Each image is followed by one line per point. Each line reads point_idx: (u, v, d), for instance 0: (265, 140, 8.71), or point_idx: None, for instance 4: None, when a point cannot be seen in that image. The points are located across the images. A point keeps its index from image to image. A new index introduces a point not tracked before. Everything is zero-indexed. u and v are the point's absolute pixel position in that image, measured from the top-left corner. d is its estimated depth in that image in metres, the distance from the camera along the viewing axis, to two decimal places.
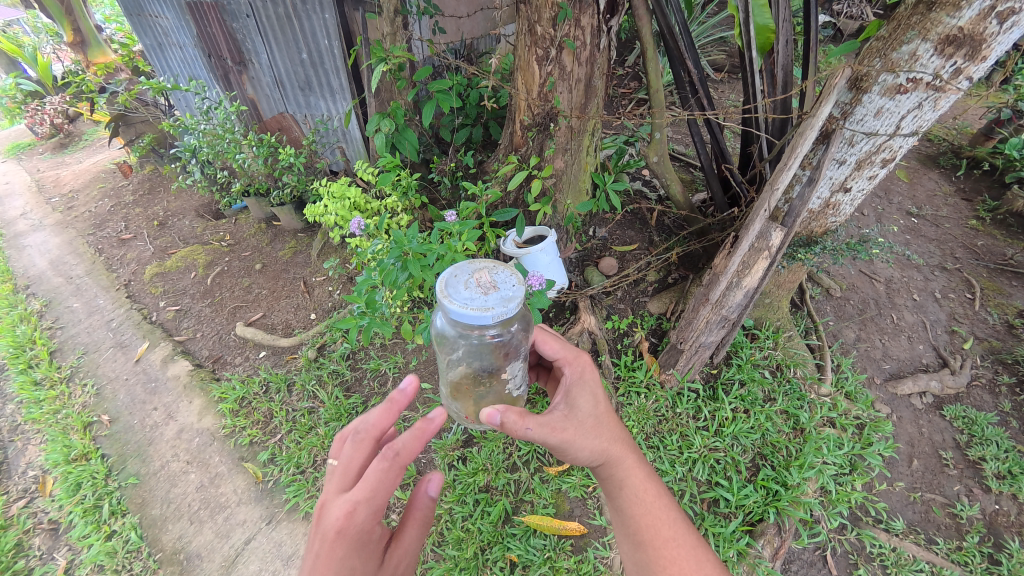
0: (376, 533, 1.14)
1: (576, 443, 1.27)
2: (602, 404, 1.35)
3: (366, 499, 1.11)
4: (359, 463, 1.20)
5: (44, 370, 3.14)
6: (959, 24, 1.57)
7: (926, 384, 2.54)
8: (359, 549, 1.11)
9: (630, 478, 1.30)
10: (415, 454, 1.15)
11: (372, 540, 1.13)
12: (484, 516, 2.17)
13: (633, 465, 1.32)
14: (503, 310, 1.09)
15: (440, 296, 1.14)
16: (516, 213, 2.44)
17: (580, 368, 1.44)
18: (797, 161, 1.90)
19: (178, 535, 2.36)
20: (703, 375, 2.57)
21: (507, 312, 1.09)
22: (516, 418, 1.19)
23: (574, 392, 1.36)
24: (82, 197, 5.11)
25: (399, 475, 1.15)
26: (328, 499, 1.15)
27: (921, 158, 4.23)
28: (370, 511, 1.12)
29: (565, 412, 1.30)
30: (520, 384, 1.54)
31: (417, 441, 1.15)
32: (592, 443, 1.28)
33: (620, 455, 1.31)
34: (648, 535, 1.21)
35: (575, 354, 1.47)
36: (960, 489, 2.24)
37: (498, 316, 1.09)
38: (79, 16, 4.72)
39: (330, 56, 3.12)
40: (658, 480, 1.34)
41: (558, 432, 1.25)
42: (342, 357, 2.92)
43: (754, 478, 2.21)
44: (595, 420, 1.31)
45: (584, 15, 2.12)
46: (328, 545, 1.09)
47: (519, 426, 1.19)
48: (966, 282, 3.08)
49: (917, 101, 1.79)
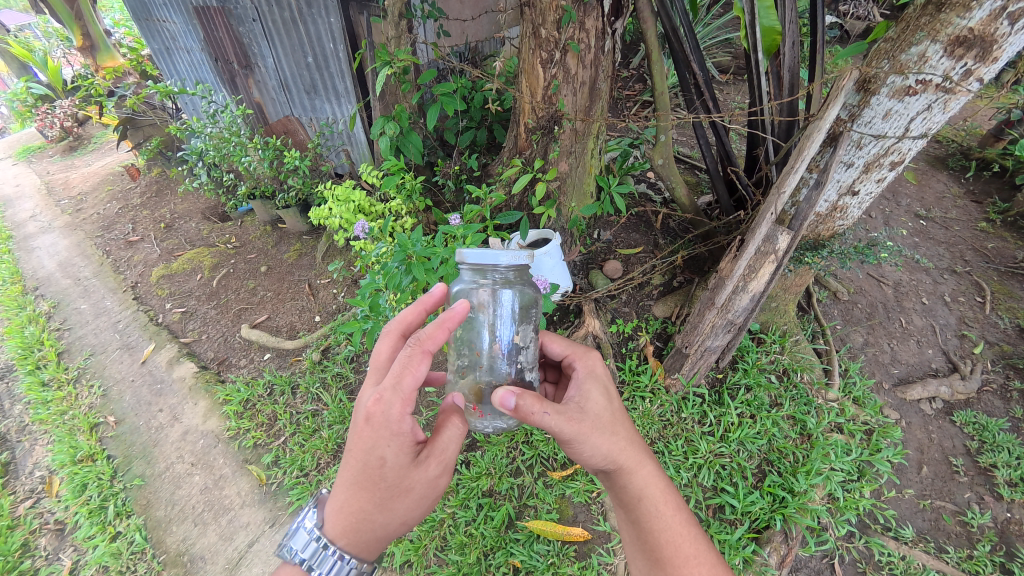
0: (405, 424, 1.17)
1: (592, 441, 1.23)
2: (617, 403, 1.33)
3: (391, 387, 1.16)
4: (389, 355, 1.30)
5: (52, 371, 3.17)
6: (970, 25, 1.55)
7: (935, 390, 2.51)
8: (389, 436, 1.17)
9: (649, 488, 1.26)
10: (437, 343, 1.17)
11: (401, 430, 1.17)
12: (487, 521, 2.16)
13: (651, 475, 1.29)
14: (517, 254, 1.23)
15: (460, 256, 1.27)
16: (520, 216, 2.40)
17: (590, 363, 1.43)
18: (804, 164, 1.88)
19: (182, 537, 2.37)
20: (709, 380, 2.54)
21: (520, 257, 1.23)
22: (531, 402, 1.16)
23: (589, 387, 1.33)
24: (91, 200, 5.16)
25: (423, 362, 1.16)
26: (367, 388, 1.25)
27: (929, 160, 4.18)
28: (396, 397, 1.16)
29: (580, 406, 1.27)
30: (533, 368, 1.53)
31: (439, 331, 1.17)
32: (609, 442, 1.24)
33: (638, 462, 1.28)
34: (669, 551, 1.19)
35: (584, 351, 1.47)
36: (970, 497, 2.20)
37: (511, 260, 1.23)
38: (88, 21, 4.75)
39: (335, 59, 3.14)
40: (676, 492, 1.31)
41: (575, 423, 1.21)
42: (346, 360, 2.92)
43: (760, 485, 2.18)
44: (611, 416, 1.29)
45: (588, 18, 2.12)
46: (362, 428, 1.19)
47: (534, 411, 1.16)
48: (976, 285, 3.04)
49: (926, 104, 1.77)
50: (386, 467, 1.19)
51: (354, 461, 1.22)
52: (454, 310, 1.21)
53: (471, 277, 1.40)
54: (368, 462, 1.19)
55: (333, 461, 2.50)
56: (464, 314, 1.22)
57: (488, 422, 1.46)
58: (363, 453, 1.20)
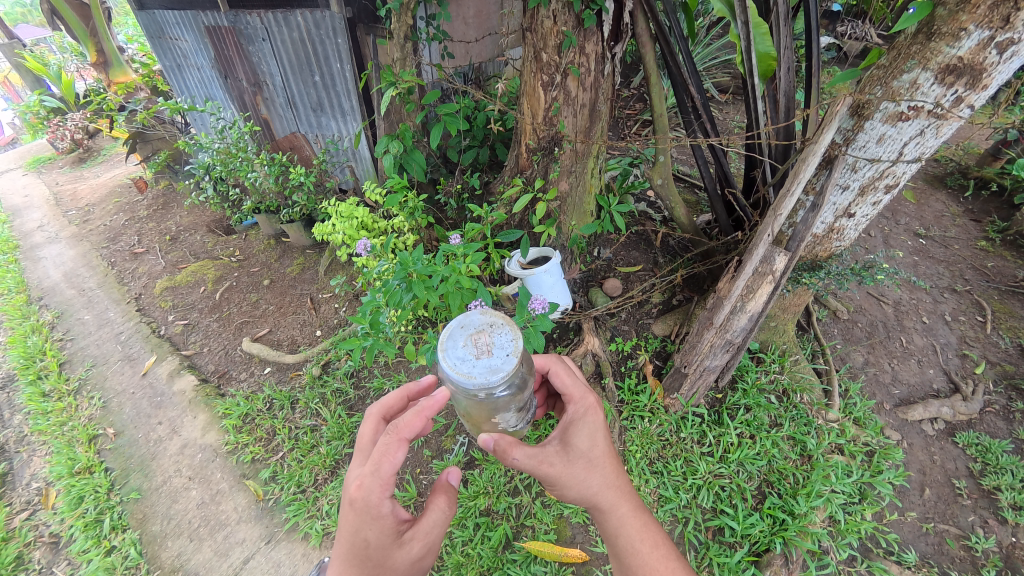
0: (386, 507, 1.17)
1: (564, 478, 1.26)
2: (602, 445, 1.30)
3: (371, 472, 1.16)
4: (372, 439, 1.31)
5: (53, 383, 3.19)
6: (959, 54, 1.59)
7: (937, 411, 2.50)
8: (371, 519, 1.17)
9: (624, 526, 1.27)
10: (414, 431, 1.16)
11: (383, 513, 1.17)
12: (484, 541, 2.15)
13: (630, 509, 1.30)
14: (485, 382, 1.05)
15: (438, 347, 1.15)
16: (521, 234, 2.37)
17: (585, 407, 1.34)
18: (799, 187, 1.91)
19: (177, 553, 2.35)
20: (708, 399, 2.53)
21: (489, 385, 1.06)
22: (503, 448, 1.21)
23: (572, 429, 1.30)
24: (98, 211, 5.24)
25: (399, 449, 1.16)
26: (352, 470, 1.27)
27: (928, 179, 4.22)
28: (378, 481, 1.16)
29: (559, 448, 1.28)
30: (516, 421, 1.38)
31: (415, 419, 1.16)
32: (584, 483, 1.26)
33: (617, 497, 1.29)
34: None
35: (581, 393, 1.36)
36: (974, 521, 2.18)
37: (480, 386, 1.07)
38: (102, 38, 4.88)
39: (342, 78, 3.21)
40: (658, 527, 1.30)
41: (546, 466, 1.24)
42: (345, 375, 2.93)
43: (760, 506, 2.16)
44: (590, 460, 1.28)
45: (589, 42, 2.18)
46: (346, 511, 1.19)
47: (506, 455, 1.21)
48: (977, 304, 3.05)
49: (919, 129, 1.79)
50: (370, 549, 1.18)
51: (341, 542, 1.22)
52: (432, 398, 1.18)
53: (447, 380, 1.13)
54: (353, 543, 1.19)
55: (331, 477, 2.50)
56: (444, 401, 1.19)
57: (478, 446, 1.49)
58: (347, 535, 1.20)
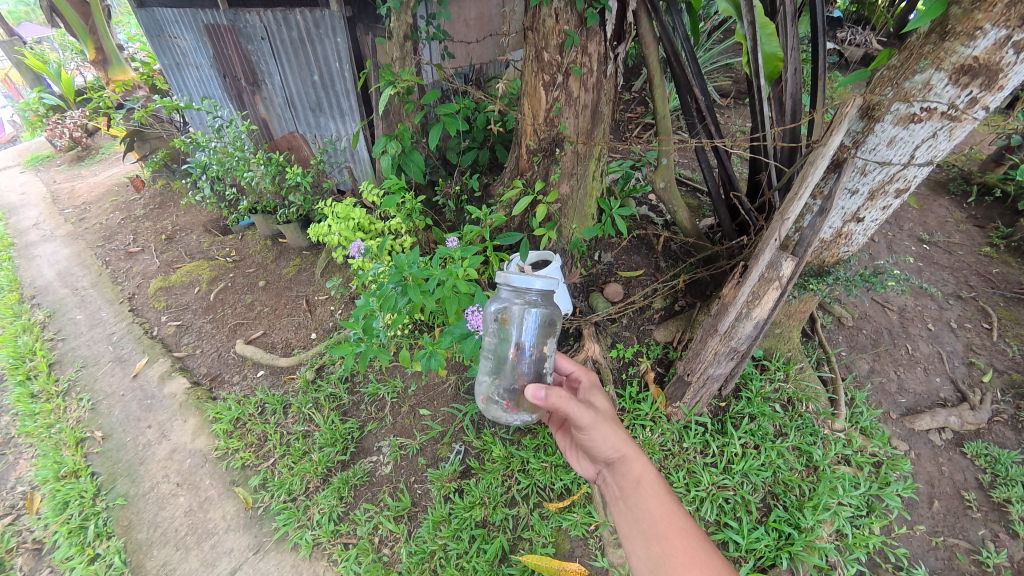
0: None
1: (598, 425, 1.41)
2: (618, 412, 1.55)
3: None
4: None
5: (42, 383, 3.13)
6: (974, 53, 1.54)
7: (944, 420, 2.44)
8: None
9: (646, 474, 1.38)
10: None
11: None
12: (480, 554, 2.09)
13: (648, 467, 1.41)
14: (553, 277, 1.40)
15: (505, 274, 1.48)
16: (520, 237, 2.29)
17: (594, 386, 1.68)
18: (808, 190, 1.86)
19: (162, 562, 2.28)
20: (711, 408, 2.46)
21: (558, 279, 1.40)
22: (558, 392, 1.32)
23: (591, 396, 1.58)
24: (94, 210, 5.18)
25: None
26: None
27: (930, 185, 4.17)
28: None
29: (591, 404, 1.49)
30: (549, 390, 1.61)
31: None
32: (613, 433, 1.43)
33: (635, 452, 1.43)
34: (661, 523, 1.26)
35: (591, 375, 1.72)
36: (984, 534, 2.12)
37: (549, 280, 1.40)
38: (102, 35, 4.83)
39: (341, 78, 3.17)
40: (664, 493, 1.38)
41: (588, 411, 1.41)
42: (340, 380, 2.86)
43: (765, 519, 2.11)
44: (613, 416, 1.50)
45: (591, 42, 2.13)
46: None
47: (559, 395, 1.32)
48: (982, 311, 2.99)
49: (931, 131, 1.74)
50: None
51: None
52: None
53: (519, 296, 1.52)
54: None
55: (323, 485, 2.44)
56: None
57: (516, 417, 1.63)
58: None
